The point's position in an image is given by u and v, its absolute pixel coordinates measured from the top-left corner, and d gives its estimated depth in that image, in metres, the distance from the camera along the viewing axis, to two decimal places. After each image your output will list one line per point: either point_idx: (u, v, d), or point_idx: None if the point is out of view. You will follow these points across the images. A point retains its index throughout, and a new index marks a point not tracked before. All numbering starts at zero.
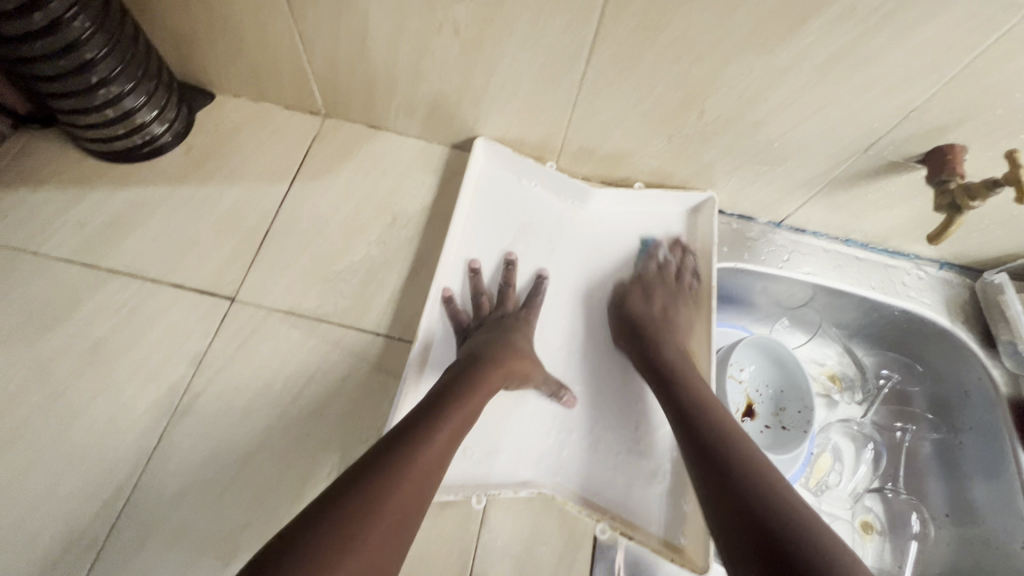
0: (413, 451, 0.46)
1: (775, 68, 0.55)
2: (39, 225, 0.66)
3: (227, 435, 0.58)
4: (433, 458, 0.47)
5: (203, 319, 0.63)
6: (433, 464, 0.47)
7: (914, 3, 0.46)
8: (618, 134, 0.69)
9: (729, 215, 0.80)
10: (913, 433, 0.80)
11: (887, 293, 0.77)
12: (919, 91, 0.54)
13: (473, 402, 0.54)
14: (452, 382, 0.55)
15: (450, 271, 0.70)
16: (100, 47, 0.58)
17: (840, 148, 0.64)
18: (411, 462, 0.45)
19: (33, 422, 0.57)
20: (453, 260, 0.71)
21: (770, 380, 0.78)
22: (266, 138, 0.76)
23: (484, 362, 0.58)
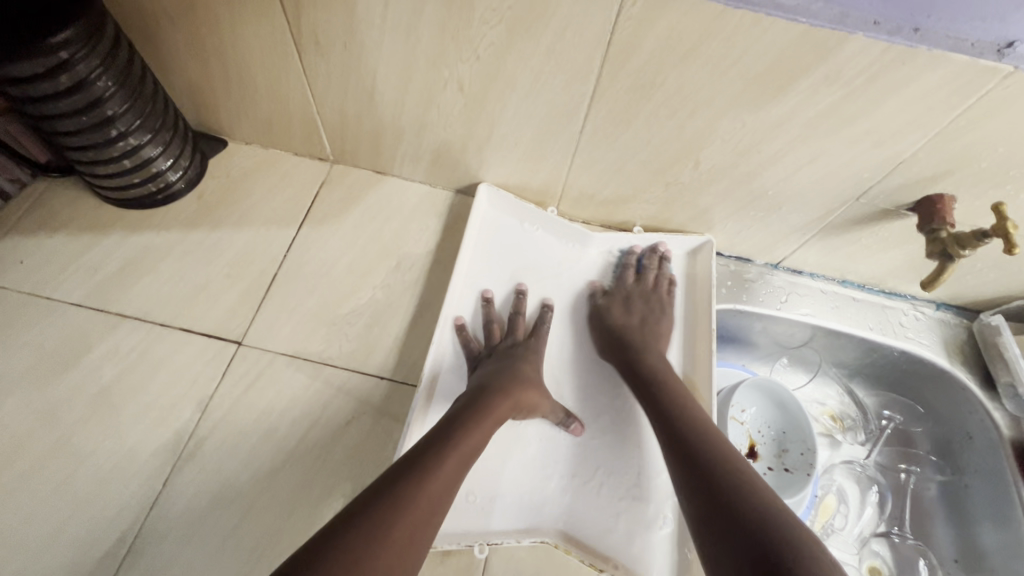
0: (422, 477, 0.46)
1: (767, 123, 0.58)
2: (53, 269, 0.68)
3: (231, 481, 0.58)
4: (441, 488, 0.46)
5: (211, 363, 0.64)
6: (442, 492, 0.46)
7: (895, 67, 0.49)
8: (617, 181, 0.71)
9: (727, 257, 0.82)
10: (918, 475, 0.79)
11: (886, 334, 0.78)
12: (906, 145, 0.56)
13: (481, 430, 0.54)
14: (460, 411, 0.55)
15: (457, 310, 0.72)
16: (121, 103, 0.61)
17: (832, 197, 0.66)
18: (416, 493, 0.44)
19: (38, 469, 0.57)
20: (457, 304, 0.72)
21: (772, 422, 0.78)
22: (276, 184, 0.78)
23: (492, 392, 0.59)
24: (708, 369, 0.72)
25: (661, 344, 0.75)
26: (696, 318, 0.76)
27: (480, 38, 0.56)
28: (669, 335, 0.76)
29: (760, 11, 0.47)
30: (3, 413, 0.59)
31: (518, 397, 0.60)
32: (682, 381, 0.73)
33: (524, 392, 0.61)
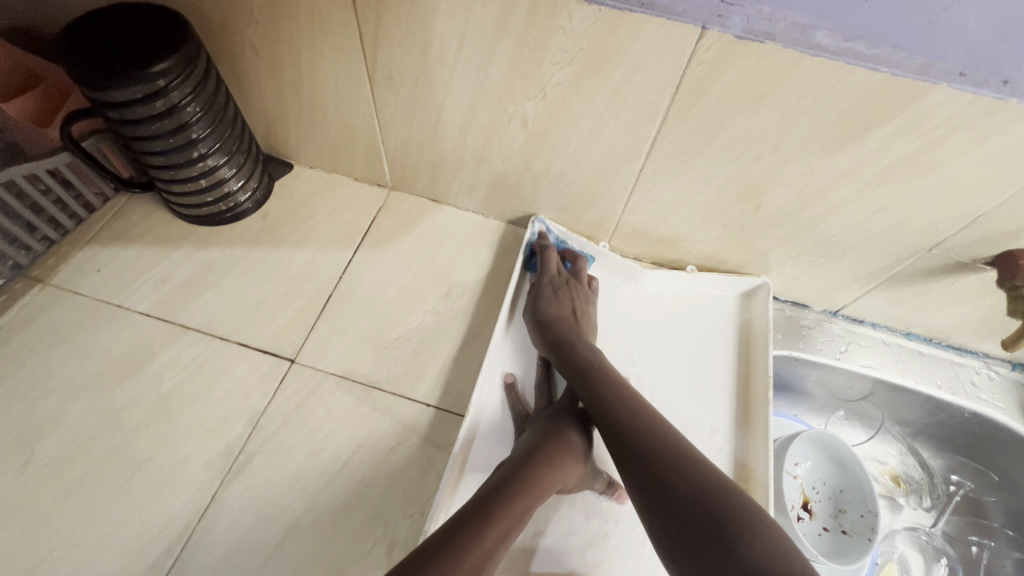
0: (458, 554, 0.43)
1: (837, 169, 0.56)
2: (126, 280, 0.72)
3: (276, 500, 0.58)
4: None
5: (264, 379, 0.65)
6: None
7: (980, 119, 0.47)
8: (673, 220, 0.71)
9: (783, 302, 0.79)
10: (992, 549, 0.73)
11: (956, 393, 0.73)
12: (988, 198, 0.54)
13: (522, 504, 0.51)
14: (502, 480, 0.53)
15: (505, 350, 0.71)
16: (205, 128, 0.65)
17: (902, 246, 0.63)
18: (451, 571, 0.42)
19: (96, 473, 0.58)
20: (506, 338, 0.72)
21: (828, 479, 0.73)
22: (336, 207, 0.81)
23: (537, 461, 0.55)
24: (764, 417, 0.69)
25: (715, 389, 0.73)
26: (751, 360, 0.74)
27: (548, 78, 0.57)
28: (723, 379, 0.73)
29: (839, 60, 0.46)
30: (69, 415, 0.62)
31: (550, 476, 0.55)
32: (735, 427, 0.70)
33: (566, 471, 0.57)
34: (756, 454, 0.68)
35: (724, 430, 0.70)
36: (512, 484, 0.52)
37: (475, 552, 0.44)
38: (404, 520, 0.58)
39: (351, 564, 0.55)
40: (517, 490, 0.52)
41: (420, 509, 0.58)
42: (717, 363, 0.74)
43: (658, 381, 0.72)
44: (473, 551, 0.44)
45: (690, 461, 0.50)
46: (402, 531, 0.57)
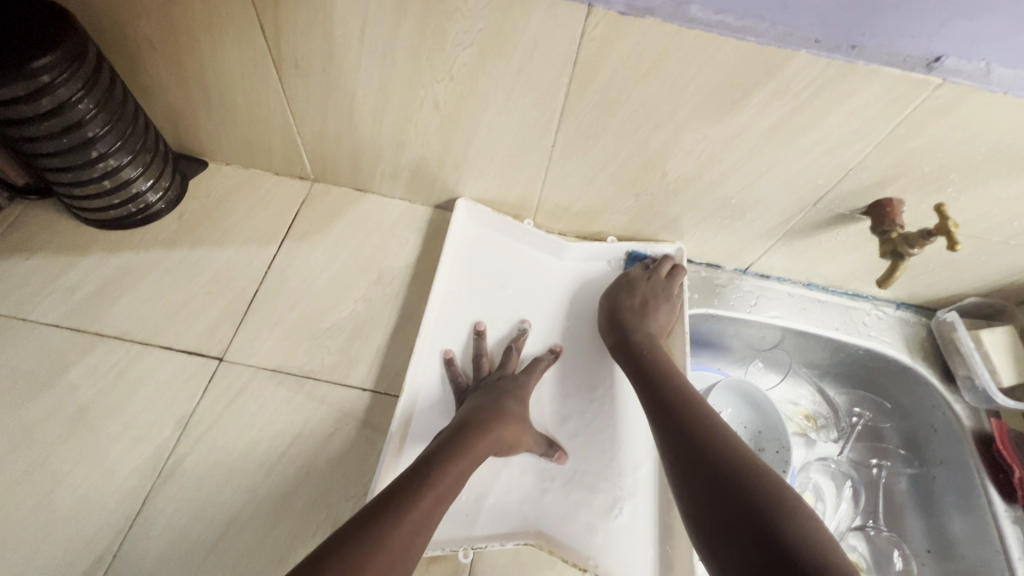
0: (393, 521, 0.45)
1: (726, 133, 0.61)
2: (30, 291, 0.68)
3: (213, 497, 0.57)
4: (398, 550, 0.43)
5: (191, 380, 0.64)
6: (399, 558, 0.43)
7: (836, 83, 0.53)
8: (590, 193, 0.74)
9: (697, 264, 0.85)
10: (889, 469, 0.82)
11: (850, 333, 0.81)
12: (854, 153, 0.61)
13: (460, 465, 0.53)
14: (439, 448, 0.54)
15: (441, 332, 0.73)
16: (102, 125, 0.63)
17: (791, 203, 0.70)
18: (385, 540, 0.43)
19: (11, 493, 0.56)
20: (440, 321, 0.74)
21: (747, 422, 0.80)
22: (258, 202, 0.79)
23: (472, 428, 0.57)
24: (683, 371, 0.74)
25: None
26: None
27: (454, 59, 0.59)
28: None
29: (712, 32, 0.51)
30: None
31: (489, 443, 0.57)
32: None
33: (502, 434, 0.59)
34: None
35: None
36: (450, 451, 0.54)
37: (412, 513, 0.46)
38: (346, 501, 0.59)
39: (296, 548, 0.56)
40: (457, 456, 0.53)
41: (361, 489, 0.59)
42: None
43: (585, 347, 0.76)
44: (409, 518, 0.45)
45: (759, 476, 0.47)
46: (346, 511, 0.58)
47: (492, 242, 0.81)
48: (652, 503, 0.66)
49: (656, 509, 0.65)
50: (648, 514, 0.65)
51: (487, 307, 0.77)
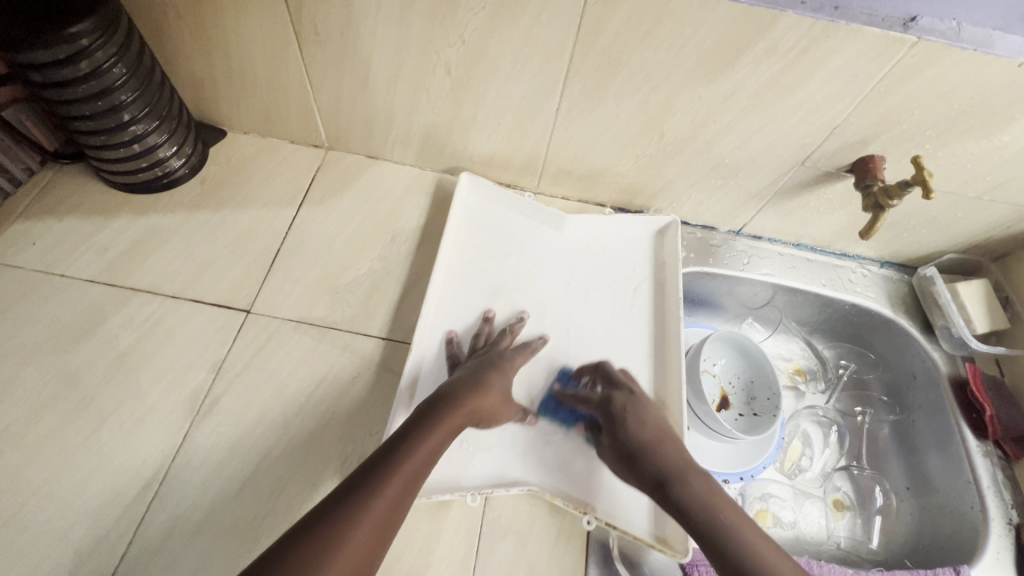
0: (379, 486, 0.49)
1: (720, 94, 0.66)
2: (66, 249, 0.72)
3: (248, 433, 0.62)
4: (386, 510, 0.47)
5: (222, 330, 0.68)
6: (391, 510, 0.48)
7: (821, 42, 0.58)
8: (592, 156, 0.79)
9: (693, 226, 0.90)
10: (872, 416, 0.87)
11: (837, 289, 0.87)
12: (838, 111, 0.65)
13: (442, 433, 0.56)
14: (425, 412, 0.58)
15: (446, 299, 0.76)
16: (132, 90, 0.66)
17: (781, 162, 0.74)
18: (371, 502, 0.47)
19: (61, 429, 0.60)
20: (446, 288, 0.77)
21: (740, 373, 0.85)
22: (275, 168, 0.83)
23: (455, 395, 0.60)
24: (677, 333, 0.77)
25: (633, 319, 0.80)
26: (666, 291, 0.82)
27: (465, 24, 0.63)
28: (642, 310, 0.81)
29: None
30: (25, 379, 0.62)
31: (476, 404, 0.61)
32: (654, 350, 0.78)
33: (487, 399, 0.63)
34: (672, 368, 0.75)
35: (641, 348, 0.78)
36: (437, 411, 0.58)
37: (401, 471, 0.50)
38: (370, 436, 0.63)
39: (326, 477, 0.61)
40: (444, 418, 0.57)
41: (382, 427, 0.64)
42: (634, 294, 0.82)
43: (579, 316, 0.79)
44: (397, 475, 0.50)
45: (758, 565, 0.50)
46: (369, 445, 0.63)
47: (495, 216, 0.85)
48: None
49: None
50: None
51: (490, 272, 0.80)
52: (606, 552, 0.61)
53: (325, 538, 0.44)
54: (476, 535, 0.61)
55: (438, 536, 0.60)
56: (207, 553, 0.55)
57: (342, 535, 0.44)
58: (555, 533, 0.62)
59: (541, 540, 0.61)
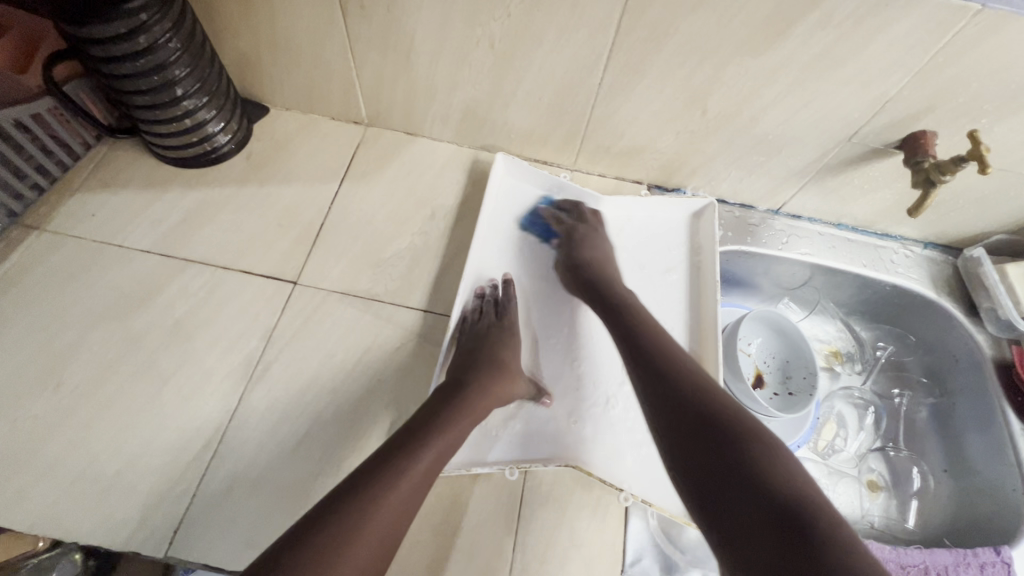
0: (392, 480, 0.47)
1: (769, 67, 0.65)
2: (123, 221, 0.74)
3: (299, 397, 0.65)
4: (400, 505, 0.47)
5: (271, 300, 0.71)
6: (420, 481, 0.49)
7: (878, 11, 0.56)
8: (632, 131, 0.78)
9: (731, 205, 0.89)
10: (910, 398, 0.87)
11: (878, 270, 0.85)
12: (891, 84, 0.64)
13: (456, 428, 0.55)
14: (439, 404, 0.57)
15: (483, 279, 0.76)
16: (185, 66, 0.67)
17: (827, 139, 0.73)
18: (384, 497, 0.46)
19: (125, 390, 0.63)
20: (482, 265, 0.77)
21: (776, 352, 0.85)
22: (317, 144, 0.85)
23: (467, 388, 0.60)
24: (713, 315, 0.75)
25: (666, 303, 0.79)
26: (701, 273, 0.80)
27: None
28: (675, 293, 0.80)
29: None
30: (90, 343, 0.66)
31: (500, 391, 0.62)
32: (688, 331, 0.77)
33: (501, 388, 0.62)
34: (708, 350, 0.74)
35: (674, 327, 0.77)
36: (465, 391, 0.59)
37: (431, 448, 0.51)
38: (414, 404, 0.65)
39: (374, 441, 0.63)
40: (472, 400, 0.59)
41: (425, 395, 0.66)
42: (667, 275, 0.81)
43: None
44: (427, 450, 0.51)
45: (779, 452, 0.46)
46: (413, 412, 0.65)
47: (530, 194, 0.84)
48: None
49: None
50: None
51: (525, 251, 0.80)
52: (644, 529, 0.62)
53: (356, 505, 0.45)
54: (518, 500, 0.62)
55: (482, 500, 0.61)
56: (265, 508, 0.58)
57: (374, 503, 0.45)
58: (595, 500, 0.63)
59: (582, 507, 0.62)
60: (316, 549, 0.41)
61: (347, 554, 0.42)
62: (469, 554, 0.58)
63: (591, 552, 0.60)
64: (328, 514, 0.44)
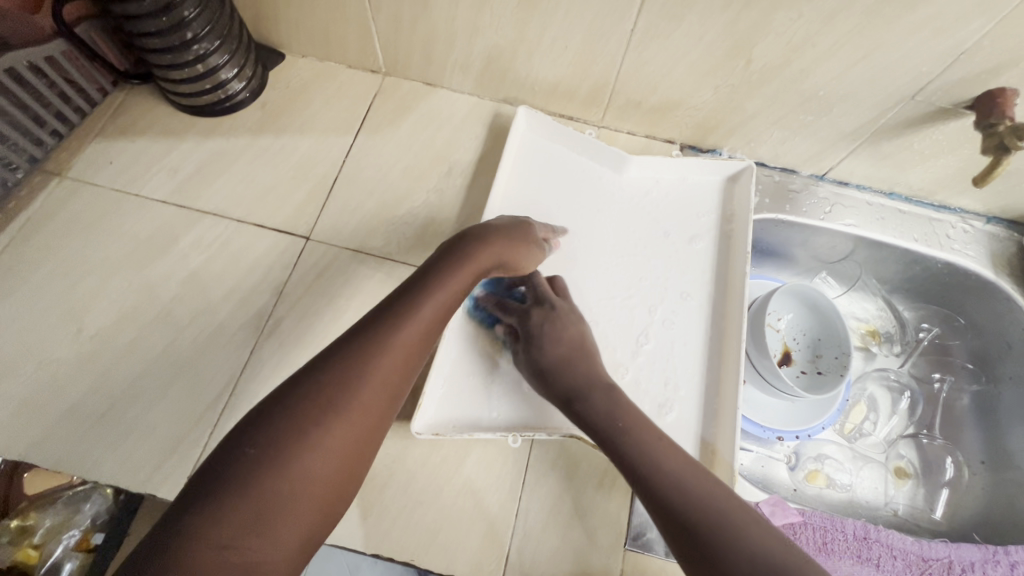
0: (362, 365, 0.44)
1: (826, 11, 0.57)
2: (140, 169, 0.74)
3: (308, 354, 0.64)
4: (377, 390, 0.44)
5: (284, 254, 0.70)
6: (400, 367, 0.46)
7: None
8: (666, 85, 0.72)
9: (771, 168, 0.82)
10: (952, 384, 0.80)
11: (930, 245, 0.78)
12: (968, 32, 0.56)
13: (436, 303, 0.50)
14: (415, 283, 0.52)
15: None
16: (195, 6, 0.64)
17: (887, 95, 0.65)
18: (358, 382, 0.43)
19: (142, 338, 0.64)
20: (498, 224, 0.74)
21: (808, 329, 0.80)
22: (333, 94, 0.82)
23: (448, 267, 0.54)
24: (740, 287, 0.70)
25: (691, 273, 0.74)
26: (732, 241, 0.75)
27: None
28: (702, 263, 0.75)
29: None
30: (108, 290, 0.67)
31: (506, 253, 0.59)
32: (711, 302, 0.72)
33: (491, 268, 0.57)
34: (731, 323, 0.70)
35: (697, 297, 0.73)
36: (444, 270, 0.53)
37: (425, 310, 0.49)
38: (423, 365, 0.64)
39: None
40: (473, 256, 0.55)
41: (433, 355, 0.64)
42: (693, 243, 0.76)
43: (630, 262, 0.74)
44: (427, 303, 0.50)
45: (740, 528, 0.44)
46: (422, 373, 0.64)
47: (553, 152, 0.80)
48: (695, 418, 0.66)
49: (699, 421, 0.66)
50: (691, 428, 0.66)
51: (542, 211, 0.76)
52: None
53: (353, 354, 0.44)
54: (524, 467, 0.61)
55: (487, 463, 0.61)
56: None
57: (374, 350, 0.45)
58: (603, 471, 0.61)
59: (589, 479, 0.61)
60: (315, 389, 0.42)
61: (346, 394, 0.43)
62: (472, 517, 0.58)
63: (596, 523, 0.59)
64: (331, 357, 0.45)
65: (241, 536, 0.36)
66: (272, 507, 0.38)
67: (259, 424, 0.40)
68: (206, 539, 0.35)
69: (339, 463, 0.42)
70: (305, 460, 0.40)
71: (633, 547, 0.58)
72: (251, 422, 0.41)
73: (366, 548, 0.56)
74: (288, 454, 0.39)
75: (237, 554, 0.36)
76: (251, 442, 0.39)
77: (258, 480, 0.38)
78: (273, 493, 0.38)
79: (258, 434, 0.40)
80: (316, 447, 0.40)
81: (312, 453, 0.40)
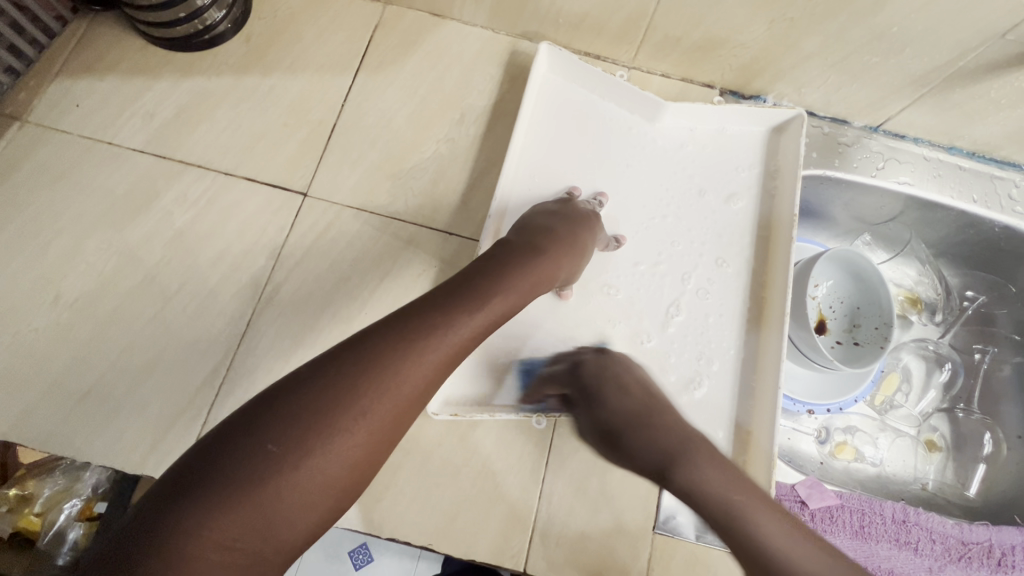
0: (402, 357, 0.38)
1: None
2: (110, 114, 0.65)
3: (310, 325, 0.59)
4: (415, 384, 0.38)
5: (279, 213, 0.63)
6: (445, 362, 0.40)
7: None
8: (712, 19, 0.62)
9: (821, 118, 0.74)
10: (994, 356, 0.76)
11: (990, 208, 0.71)
12: None
13: (497, 304, 0.44)
14: (473, 274, 0.46)
15: (517, 196, 0.65)
16: None
17: (972, 33, 0.56)
18: (394, 370, 0.37)
19: (127, 306, 0.59)
20: (515, 181, 0.66)
21: (846, 297, 0.74)
22: (327, 26, 0.71)
23: (513, 266, 0.47)
24: (784, 253, 0.64)
25: (728, 236, 0.67)
26: (775, 201, 0.68)
27: None
28: (740, 226, 0.68)
29: None
30: (86, 253, 0.60)
31: (567, 250, 0.53)
32: (751, 268, 0.66)
33: (556, 268, 0.51)
34: (772, 292, 0.64)
35: (734, 263, 0.66)
36: (508, 268, 0.47)
37: (484, 312, 0.43)
38: None
39: None
40: (538, 260, 0.49)
41: None
42: (730, 202, 0.69)
43: (662, 224, 0.67)
44: (486, 310, 0.43)
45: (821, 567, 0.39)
46: None
47: (578, 97, 0.71)
48: (728, 394, 0.62)
49: (732, 398, 0.62)
50: (724, 406, 0.62)
51: (566, 166, 0.68)
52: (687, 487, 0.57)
53: (393, 348, 0.38)
54: (546, 448, 0.57)
55: (507, 444, 0.57)
56: None
57: (418, 351, 0.38)
58: None
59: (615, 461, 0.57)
60: (350, 383, 0.36)
61: (377, 393, 0.36)
62: (491, 499, 0.55)
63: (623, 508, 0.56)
64: (365, 343, 0.38)
65: (244, 539, 0.31)
66: (280, 508, 0.33)
67: (276, 407, 0.34)
68: (204, 541, 0.30)
69: (360, 462, 0.35)
70: (327, 453, 0.34)
71: (661, 531, 0.55)
72: (269, 406, 0.34)
73: (380, 532, 0.53)
74: (310, 446, 0.34)
75: (237, 561, 0.31)
76: (270, 436, 0.33)
77: (270, 479, 0.32)
78: (285, 493, 0.33)
79: (277, 426, 0.33)
80: (336, 451, 0.34)
81: (329, 453, 0.34)
